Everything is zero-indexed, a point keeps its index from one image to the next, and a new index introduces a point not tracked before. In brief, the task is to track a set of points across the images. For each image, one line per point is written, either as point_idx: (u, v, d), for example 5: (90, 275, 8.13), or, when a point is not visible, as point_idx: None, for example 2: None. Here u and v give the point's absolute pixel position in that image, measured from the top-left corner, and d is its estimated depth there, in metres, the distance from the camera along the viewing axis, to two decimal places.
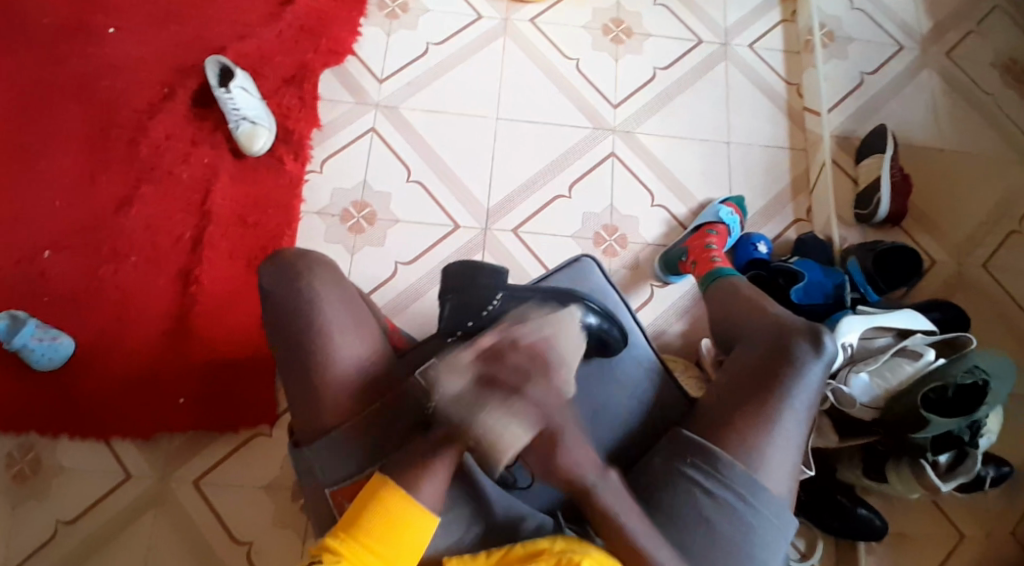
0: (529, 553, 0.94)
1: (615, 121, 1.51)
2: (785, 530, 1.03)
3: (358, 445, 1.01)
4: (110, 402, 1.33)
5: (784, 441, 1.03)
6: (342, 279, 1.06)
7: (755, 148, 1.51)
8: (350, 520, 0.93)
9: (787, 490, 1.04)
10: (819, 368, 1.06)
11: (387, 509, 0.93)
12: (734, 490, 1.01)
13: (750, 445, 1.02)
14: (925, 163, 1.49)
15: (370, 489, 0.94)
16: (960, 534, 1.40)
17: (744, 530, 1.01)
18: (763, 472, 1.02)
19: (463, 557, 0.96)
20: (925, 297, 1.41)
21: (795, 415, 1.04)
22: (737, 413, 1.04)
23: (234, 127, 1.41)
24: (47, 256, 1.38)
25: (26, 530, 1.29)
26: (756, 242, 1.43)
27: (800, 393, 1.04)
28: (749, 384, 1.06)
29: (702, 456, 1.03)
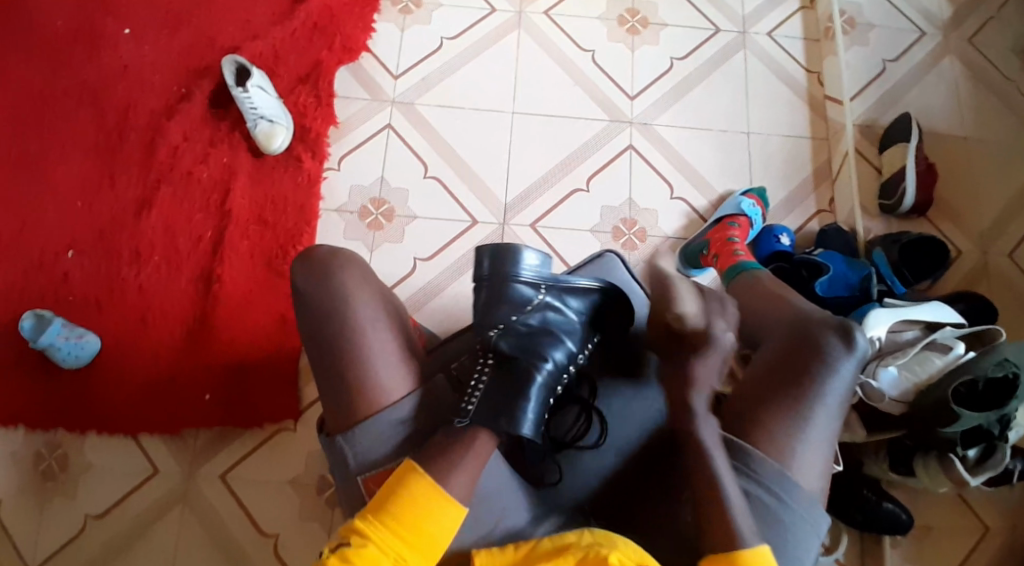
0: (557, 547, 0.93)
1: (632, 113, 1.50)
2: (819, 529, 1.02)
3: (384, 436, 1.01)
4: (135, 400, 1.35)
5: (814, 438, 1.02)
6: (370, 276, 1.09)
7: (775, 139, 1.49)
8: (376, 504, 0.93)
9: (818, 488, 1.03)
10: (850, 362, 1.04)
11: (413, 495, 0.93)
12: (764, 487, 1.00)
13: (780, 440, 1.02)
14: (949, 151, 1.46)
15: (398, 475, 0.95)
16: (985, 527, 1.38)
17: (775, 528, 0.99)
18: (795, 468, 1.01)
19: (491, 549, 0.95)
20: (950, 288, 1.39)
21: (826, 412, 1.03)
22: (767, 409, 1.03)
23: (252, 126, 1.41)
24: (71, 258, 1.40)
25: (56, 527, 1.31)
26: (778, 234, 1.42)
27: (830, 388, 1.03)
28: (780, 379, 1.05)
29: (733, 452, 1.02)
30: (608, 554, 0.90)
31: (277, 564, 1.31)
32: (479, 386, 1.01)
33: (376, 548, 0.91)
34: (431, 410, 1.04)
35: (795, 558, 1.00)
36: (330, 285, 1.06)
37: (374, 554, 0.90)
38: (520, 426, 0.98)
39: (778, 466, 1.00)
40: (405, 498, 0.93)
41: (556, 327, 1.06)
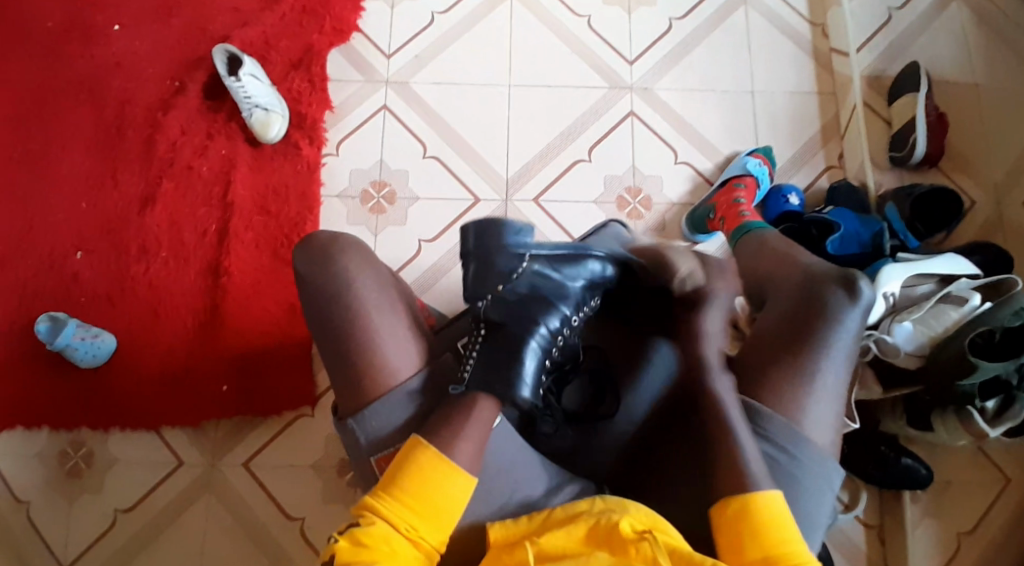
0: (570, 516, 0.96)
1: (632, 78, 1.46)
2: (832, 483, 1.01)
3: (393, 417, 1.01)
4: (153, 396, 1.37)
5: (823, 392, 1.02)
6: (373, 260, 1.08)
7: (780, 95, 1.45)
8: (385, 481, 0.94)
9: (829, 443, 1.02)
10: (856, 314, 1.04)
11: (420, 469, 0.94)
12: (773, 443, 1.00)
13: (787, 398, 1.01)
14: (960, 99, 1.42)
15: (405, 450, 0.95)
16: (1005, 479, 1.37)
17: (786, 483, 0.99)
18: (804, 424, 1.01)
19: (506, 521, 0.97)
20: (965, 239, 1.36)
21: (834, 364, 1.02)
22: (773, 367, 1.03)
23: (247, 115, 1.40)
24: (79, 258, 1.41)
25: (86, 522, 1.34)
26: (787, 194, 1.39)
27: (836, 341, 1.03)
28: (785, 336, 1.04)
29: (740, 412, 1.02)
30: (619, 522, 0.93)
31: (303, 547, 1.33)
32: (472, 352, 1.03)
33: (387, 524, 0.91)
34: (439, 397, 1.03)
35: (807, 512, 1.00)
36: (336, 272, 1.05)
37: (387, 529, 0.91)
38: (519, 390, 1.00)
39: (786, 422, 1.00)
40: (413, 472, 0.94)
41: (546, 293, 1.04)
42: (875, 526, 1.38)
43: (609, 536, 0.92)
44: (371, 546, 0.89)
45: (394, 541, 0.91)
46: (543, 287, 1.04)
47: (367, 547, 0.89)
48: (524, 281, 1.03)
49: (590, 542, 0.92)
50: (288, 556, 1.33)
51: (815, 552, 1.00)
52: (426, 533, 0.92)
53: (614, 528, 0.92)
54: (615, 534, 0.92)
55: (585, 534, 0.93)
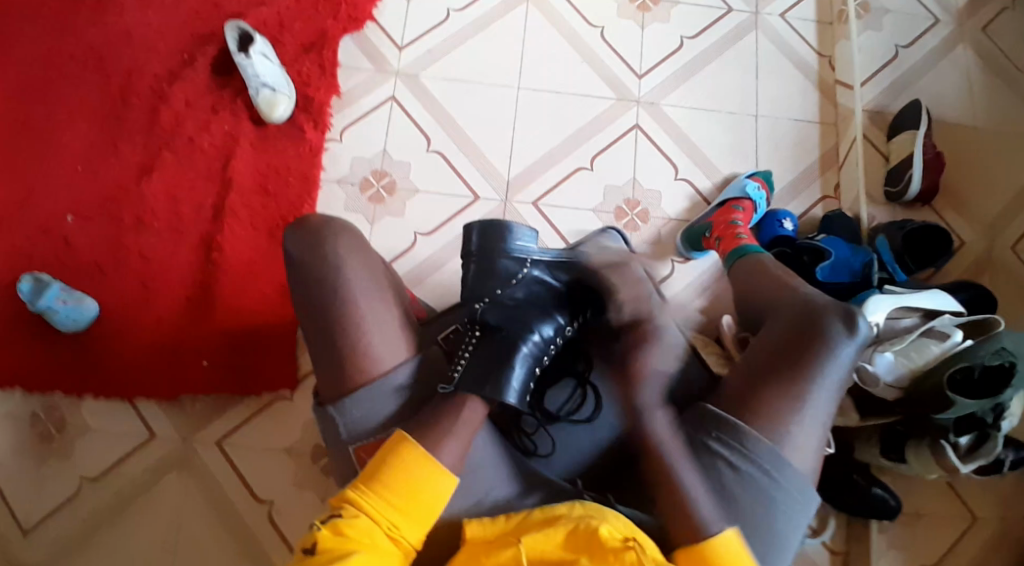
0: (547, 518, 0.99)
1: (640, 92, 1.48)
2: (806, 507, 1.05)
3: (375, 410, 1.05)
4: (133, 364, 1.35)
5: (810, 420, 1.05)
6: (364, 247, 1.11)
7: (784, 123, 1.47)
8: (368, 476, 0.98)
9: (810, 468, 1.06)
10: (851, 347, 1.07)
11: (403, 465, 0.98)
12: (757, 465, 1.03)
13: (776, 421, 1.04)
14: (957, 141, 1.45)
15: (389, 445, 1.00)
16: (973, 516, 1.37)
17: (765, 505, 1.03)
18: (789, 448, 1.04)
19: (483, 520, 1.00)
20: (952, 278, 1.39)
21: (823, 393, 1.06)
22: (765, 389, 1.06)
23: (254, 94, 1.40)
24: (71, 223, 1.39)
25: (52, 487, 1.31)
26: (782, 218, 1.41)
27: (829, 371, 1.06)
28: (777, 360, 1.08)
29: (727, 430, 1.05)
30: (599, 527, 0.95)
31: (271, 530, 1.32)
32: (466, 355, 1.10)
33: (368, 517, 0.95)
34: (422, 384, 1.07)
35: (780, 531, 1.04)
36: (327, 256, 1.07)
37: (367, 523, 0.95)
38: (504, 394, 1.07)
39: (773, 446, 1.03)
40: (397, 469, 0.98)
41: (541, 299, 1.19)
42: (841, 553, 1.38)
43: (589, 541, 0.95)
44: (354, 538, 0.93)
45: (376, 535, 0.94)
46: (540, 294, 1.19)
47: (349, 538, 0.93)
48: (520, 287, 1.18)
49: (569, 548, 0.95)
50: (255, 538, 1.31)
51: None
52: (406, 531, 0.96)
53: (593, 533, 0.95)
54: (593, 539, 0.95)
55: (565, 538, 0.95)
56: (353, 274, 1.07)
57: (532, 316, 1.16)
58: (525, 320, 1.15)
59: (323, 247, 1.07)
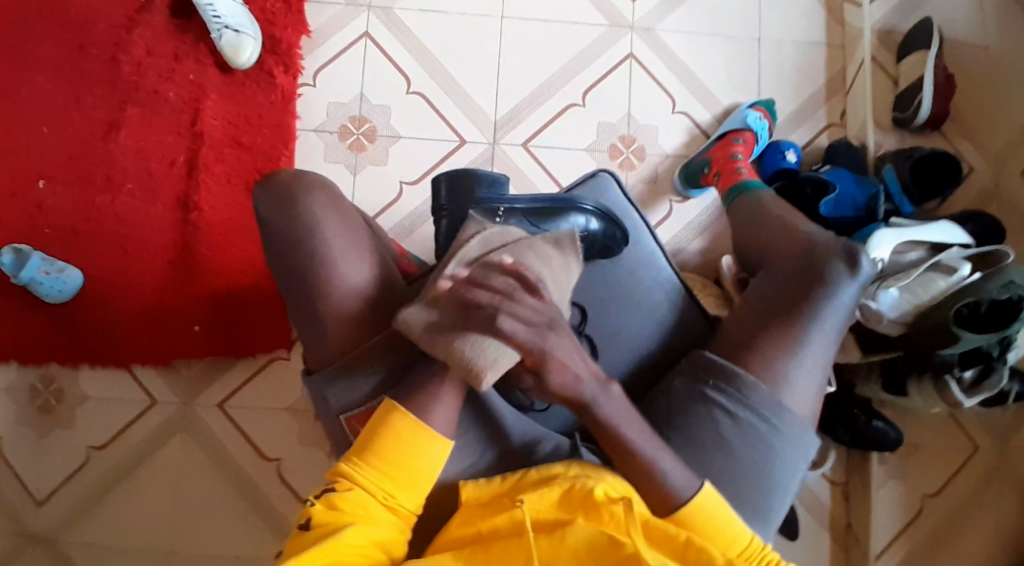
0: (543, 478, 0.94)
1: (634, 17, 1.37)
2: (807, 451, 1.02)
3: (359, 384, 1.00)
4: (124, 333, 1.33)
5: (809, 363, 1.01)
6: (350, 210, 1.04)
7: (787, 46, 1.38)
8: (360, 446, 0.93)
9: (810, 411, 1.02)
10: (853, 287, 1.02)
11: (393, 434, 0.93)
12: (755, 412, 1.00)
13: (774, 367, 1.01)
14: (969, 62, 1.36)
15: (379, 415, 0.94)
16: (973, 446, 1.39)
17: (763, 450, 1.00)
18: (787, 394, 1.01)
19: (479, 480, 0.94)
20: (959, 208, 1.33)
21: (823, 334, 1.01)
22: (762, 336, 1.02)
23: (217, 38, 1.29)
24: (42, 187, 1.32)
25: (59, 458, 1.32)
26: (785, 150, 1.33)
27: (830, 312, 1.02)
28: (776, 304, 1.03)
29: (724, 378, 1.01)
30: (594, 488, 0.90)
31: (282, 486, 1.33)
32: None
33: (363, 490, 0.91)
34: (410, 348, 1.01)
35: (780, 476, 1.00)
36: (310, 225, 1.00)
37: (363, 496, 0.91)
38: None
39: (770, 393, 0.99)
40: (391, 439, 0.93)
41: None
42: (841, 483, 1.41)
43: (585, 500, 0.90)
44: (348, 511, 0.89)
45: (371, 507, 0.90)
46: None
47: (343, 513, 0.89)
48: None
49: (564, 508, 0.90)
50: (266, 495, 1.32)
51: (782, 515, 1.01)
52: (403, 499, 0.92)
53: (588, 493, 0.90)
54: (589, 499, 0.90)
55: (561, 498, 0.90)
56: (345, 261, 1.00)
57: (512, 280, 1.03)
58: None
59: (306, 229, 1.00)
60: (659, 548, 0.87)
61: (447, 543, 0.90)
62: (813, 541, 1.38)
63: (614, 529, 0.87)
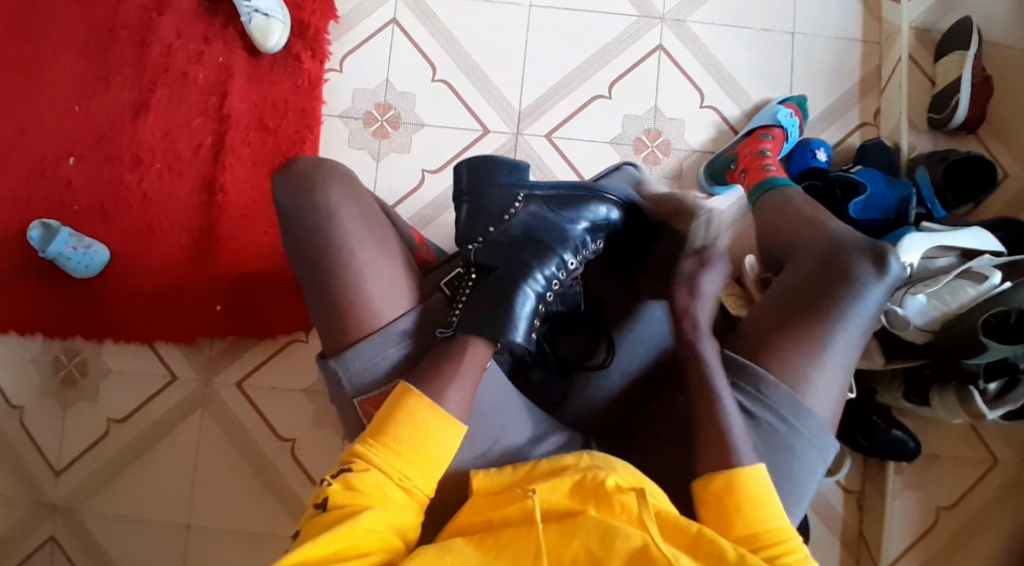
0: (554, 469, 0.93)
1: (664, 8, 1.35)
2: (826, 456, 0.98)
3: (371, 370, 0.99)
4: (147, 310, 1.35)
5: (832, 365, 0.97)
6: (365, 201, 1.04)
7: (823, 41, 1.34)
8: (375, 428, 0.92)
9: (831, 415, 0.99)
10: (879, 288, 0.99)
11: (411, 418, 0.92)
12: (774, 413, 0.97)
13: (795, 367, 0.97)
14: (1012, 63, 1.31)
15: (394, 397, 0.93)
16: (993, 459, 1.36)
17: (780, 451, 0.97)
18: (809, 395, 0.97)
19: (489, 470, 0.94)
20: (992, 215, 1.29)
21: (848, 336, 0.98)
22: (785, 331, 0.98)
23: (246, 20, 1.30)
24: (72, 165, 1.35)
25: (81, 429, 1.35)
26: (815, 148, 1.31)
27: (855, 312, 0.98)
28: (801, 301, 1.00)
29: (744, 376, 0.99)
30: (605, 479, 0.89)
31: (295, 466, 1.35)
32: (463, 297, 1.01)
33: (378, 471, 0.90)
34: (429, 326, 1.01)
35: (797, 481, 0.97)
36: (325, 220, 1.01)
37: (378, 477, 0.90)
38: (510, 333, 0.98)
39: (791, 393, 0.96)
40: (407, 420, 0.92)
41: (541, 236, 1.04)
42: (854, 492, 1.39)
43: (594, 493, 0.88)
44: (363, 493, 0.88)
45: (386, 489, 0.89)
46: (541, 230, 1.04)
47: (358, 495, 0.88)
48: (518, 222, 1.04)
49: (575, 498, 0.89)
50: (279, 474, 1.35)
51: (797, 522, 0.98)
52: (418, 482, 0.91)
53: (600, 485, 0.88)
54: (600, 490, 0.88)
55: (572, 488, 0.90)
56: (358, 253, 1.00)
57: (532, 258, 1.02)
58: (523, 261, 1.02)
59: (320, 219, 1.01)
60: (676, 544, 0.85)
61: (458, 529, 0.90)
62: (824, 546, 1.37)
63: (625, 520, 0.86)
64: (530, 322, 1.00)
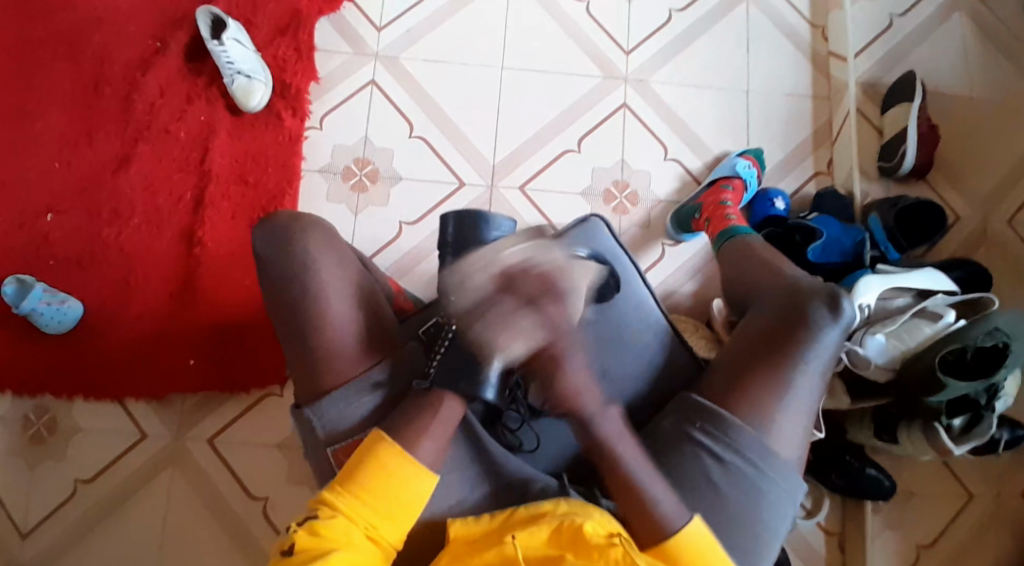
0: (532, 516, 0.93)
1: (628, 69, 1.44)
2: (795, 495, 1.00)
3: (359, 399, 0.99)
4: (120, 365, 1.34)
5: (794, 407, 0.99)
6: (338, 242, 1.04)
7: (776, 98, 1.44)
8: (345, 476, 0.92)
9: (797, 455, 1.00)
10: (835, 331, 1.00)
11: (382, 466, 0.92)
12: (742, 456, 0.98)
13: (759, 411, 0.99)
14: (951, 115, 1.41)
15: (365, 446, 0.94)
16: (969, 495, 1.38)
17: (750, 495, 0.98)
18: (774, 437, 0.99)
19: (467, 519, 0.94)
20: (946, 255, 1.36)
21: (808, 379, 1.00)
22: (748, 377, 1.00)
23: (229, 82, 1.35)
24: (50, 220, 1.36)
25: (47, 490, 1.31)
26: (773, 197, 1.38)
27: (814, 356, 1.00)
28: (760, 346, 1.01)
29: (711, 420, 0.99)
30: (582, 524, 0.89)
31: (267, 526, 1.31)
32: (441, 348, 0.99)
33: (345, 518, 0.89)
34: (406, 376, 1.01)
35: (768, 521, 0.99)
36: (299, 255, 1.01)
37: (345, 524, 0.89)
38: (482, 389, 0.96)
39: (757, 436, 0.97)
40: (376, 468, 0.92)
41: None
42: (836, 534, 1.39)
43: (573, 538, 0.89)
44: (330, 538, 0.87)
45: (353, 535, 0.88)
46: None
47: (325, 539, 0.87)
48: None
49: (553, 545, 0.89)
50: (250, 534, 1.31)
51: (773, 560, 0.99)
52: (385, 532, 0.90)
53: (577, 530, 0.89)
54: (578, 537, 0.88)
55: (550, 536, 0.89)
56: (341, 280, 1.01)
57: None
58: None
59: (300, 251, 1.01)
60: None
61: None
62: None
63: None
64: (502, 382, 0.97)
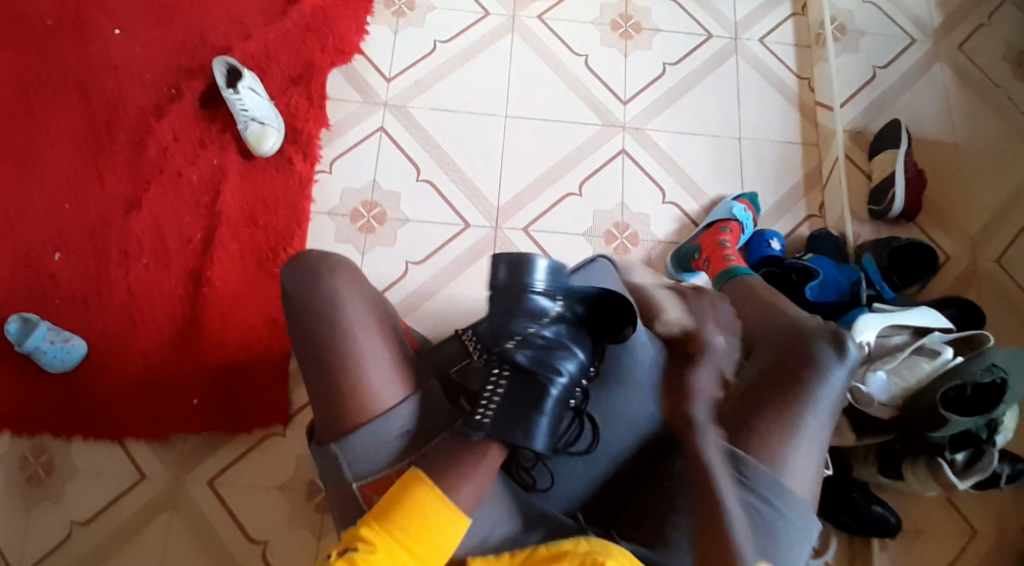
0: (553, 554, 0.88)
1: (626, 117, 1.51)
2: (809, 534, 0.97)
3: (385, 438, 0.96)
4: (122, 404, 1.33)
5: (804, 446, 0.98)
6: (357, 274, 1.04)
7: (767, 145, 1.51)
8: (382, 513, 0.88)
9: (808, 493, 0.99)
10: (842, 371, 1.01)
11: (420, 506, 0.88)
12: (759, 494, 0.95)
13: (772, 449, 0.97)
14: (936, 160, 1.48)
15: (405, 485, 0.90)
16: (973, 530, 1.37)
17: (769, 536, 0.94)
18: (787, 476, 0.97)
19: (486, 556, 0.89)
20: (939, 292, 1.40)
21: (817, 418, 0.99)
22: (761, 417, 0.98)
23: (243, 127, 1.41)
24: (58, 259, 1.38)
25: (42, 531, 1.28)
26: (769, 238, 1.42)
27: (823, 395, 1.00)
28: (772, 386, 1.01)
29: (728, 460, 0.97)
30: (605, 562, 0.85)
31: None
32: (493, 398, 0.95)
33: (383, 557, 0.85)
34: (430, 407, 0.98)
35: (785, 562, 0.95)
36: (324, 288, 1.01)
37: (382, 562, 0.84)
38: (534, 439, 0.94)
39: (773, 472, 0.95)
40: (415, 510, 0.88)
41: (570, 338, 1.00)
42: None
43: None
44: None
45: None
46: (569, 332, 1.00)
47: None
48: (552, 323, 0.99)
49: None
50: None
51: None
52: None
53: None
54: None
55: None
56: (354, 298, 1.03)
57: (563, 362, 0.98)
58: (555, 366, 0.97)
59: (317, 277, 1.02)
60: None
61: None
62: None
63: None
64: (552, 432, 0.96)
